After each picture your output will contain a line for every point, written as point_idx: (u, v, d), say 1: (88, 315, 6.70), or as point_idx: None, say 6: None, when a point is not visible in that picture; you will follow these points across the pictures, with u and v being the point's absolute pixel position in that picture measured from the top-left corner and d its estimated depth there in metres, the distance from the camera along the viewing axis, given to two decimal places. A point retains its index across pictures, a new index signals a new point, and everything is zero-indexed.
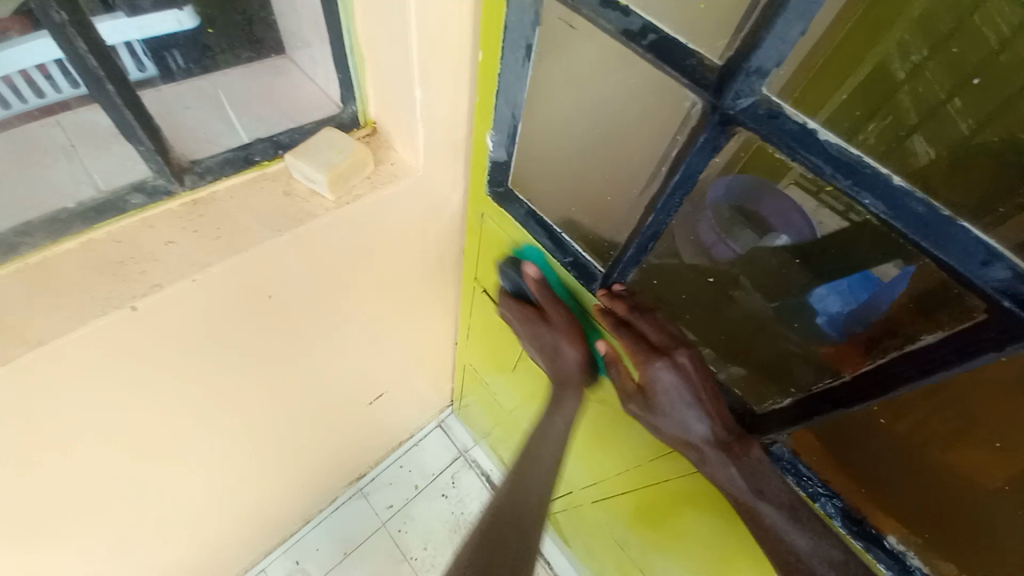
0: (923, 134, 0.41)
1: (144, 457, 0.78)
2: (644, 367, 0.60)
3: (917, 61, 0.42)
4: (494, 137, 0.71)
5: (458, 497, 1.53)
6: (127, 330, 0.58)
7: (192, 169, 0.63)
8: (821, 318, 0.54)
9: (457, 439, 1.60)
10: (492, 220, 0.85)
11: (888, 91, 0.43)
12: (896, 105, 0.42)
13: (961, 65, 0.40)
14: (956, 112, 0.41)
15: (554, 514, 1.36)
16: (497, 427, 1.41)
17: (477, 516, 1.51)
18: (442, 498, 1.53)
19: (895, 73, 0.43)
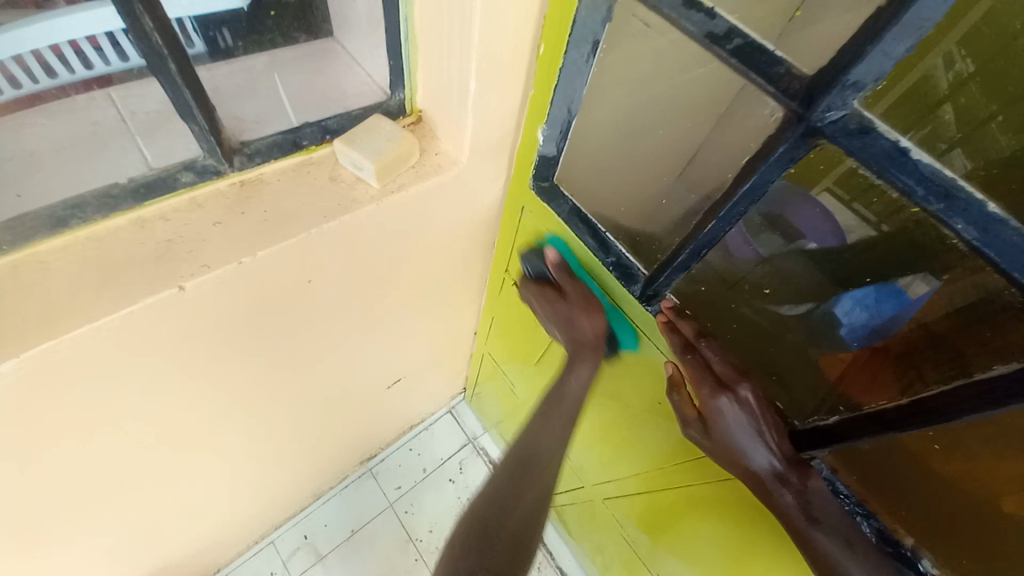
0: (962, 151, 0.38)
1: (174, 431, 0.78)
2: (708, 394, 0.62)
3: (960, 73, 0.38)
4: (545, 132, 0.70)
5: (465, 483, 1.54)
6: (172, 310, 0.58)
7: (242, 150, 0.62)
8: (843, 330, 0.55)
9: (467, 427, 1.61)
10: (531, 215, 0.83)
11: (932, 101, 0.39)
12: (938, 118, 0.39)
13: (1003, 83, 0.37)
14: (995, 132, 0.38)
15: (561, 507, 1.37)
16: (509, 418, 1.41)
17: None
18: (449, 484, 1.54)
19: (937, 84, 0.39)
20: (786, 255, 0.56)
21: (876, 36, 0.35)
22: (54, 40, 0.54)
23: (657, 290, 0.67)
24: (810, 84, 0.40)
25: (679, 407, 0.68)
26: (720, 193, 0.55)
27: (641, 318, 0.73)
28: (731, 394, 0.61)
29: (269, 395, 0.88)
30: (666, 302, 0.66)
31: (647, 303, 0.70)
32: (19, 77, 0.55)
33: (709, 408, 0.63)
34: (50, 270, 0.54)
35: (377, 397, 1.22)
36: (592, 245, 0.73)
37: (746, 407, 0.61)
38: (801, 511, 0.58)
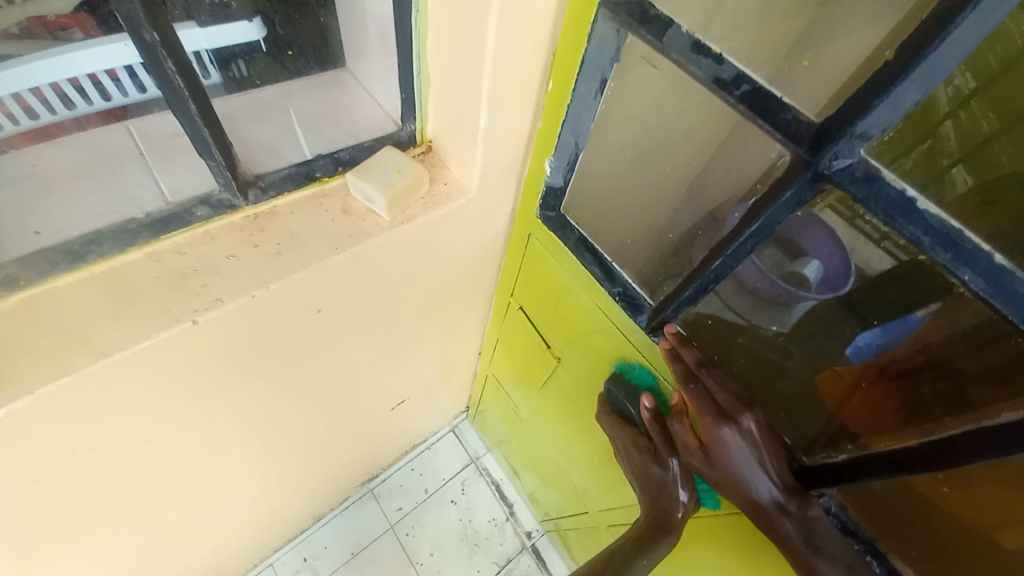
0: (963, 167, 0.40)
1: (180, 458, 0.78)
2: (711, 425, 0.62)
3: (965, 94, 0.37)
4: (553, 163, 0.71)
5: (468, 505, 1.52)
6: (185, 342, 0.59)
7: (257, 184, 0.63)
8: (848, 349, 0.55)
9: (470, 446, 1.60)
10: (539, 242, 0.84)
11: (935, 123, 0.39)
12: (939, 137, 0.39)
13: (1009, 103, 0.38)
14: (996, 149, 0.39)
15: (566, 530, 1.35)
16: (512, 438, 1.40)
17: (486, 526, 1.50)
18: (452, 505, 1.52)
19: (941, 105, 0.38)
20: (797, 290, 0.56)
21: (884, 89, 0.36)
22: (74, 72, 0.57)
23: (662, 319, 0.68)
24: (817, 132, 0.41)
25: (680, 435, 0.67)
26: (727, 229, 0.55)
27: (649, 348, 0.73)
28: (735, 424, 0.61)
29: (275, 420, 0.88)
30: (670, 328, 0.66)
31: (654, 333, 0.70)
32: (36, 108, 0.58)
33: (712, 438, 0.62)
34: (65, 304, 0.55)
35: (381, 419, 1.21)
36: (601, 275, 0.74)
37: (748, 438, 0.60)
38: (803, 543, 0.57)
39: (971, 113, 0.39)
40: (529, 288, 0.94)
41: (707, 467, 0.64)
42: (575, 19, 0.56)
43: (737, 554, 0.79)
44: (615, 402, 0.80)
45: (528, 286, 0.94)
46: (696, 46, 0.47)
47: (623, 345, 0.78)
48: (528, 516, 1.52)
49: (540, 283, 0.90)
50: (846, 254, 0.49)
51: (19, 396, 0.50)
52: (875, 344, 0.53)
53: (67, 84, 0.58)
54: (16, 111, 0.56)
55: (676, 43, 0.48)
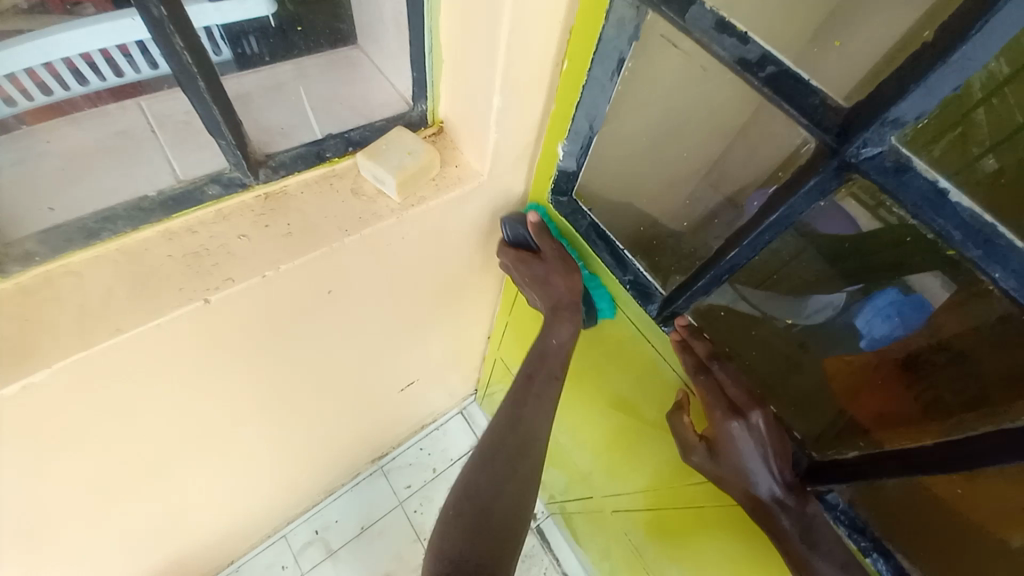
0: (997, 154, 0.37)
1: (194, 432, 0.80)
2: (720, 418, 0.61)
3: (1002, 79, 0.34)
4: (566, 146, 0.69)
5: None
6: (198, 321, 0.59)
7: (267, 163, 0.63)
8: (862, 343, 0.54)
9: (478, 427, 1.62)
10: (549, 227, 0.82)
11: (966, 110, 0.36)
12: (971, 124, 0.36)
13: None
14: None
15: (571, 513, 1.37)
16: None
17: None
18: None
19: (975, 91, 0.35)
20: (818, 286, 0.55)
21: (921, 74, 0.34)
22: (86, 47, 0.57)
23: (673, 310, 0.66)
24: (846, 117, 0.39)
25: (682, 430, 0.68)
26: (747, 218, 0.53)
27: (657, 336, 0.72)
28: (743, 419, 0.60)
29: (287, 398, 0.89)
30: (680, 321, 0.65)
31: (664, 323, 0.68)
32: (49, 84, 0.58)
33: (720, 432, 0.62)
34: (83, 281, 0.56)
35: (391, 399, 1.22)
36: (613, 261, 0.72)
37: (757, 434, 0.59)
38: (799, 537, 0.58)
39: (1004, 101, 0.35)
40: None
41: (711, 460, 0.64)
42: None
43: (741, 543, 0.79)
44: (512, 232, 0.81)
45: None
46: (719, 24, 0.44)
47: (631, 332, 0.77)
48: None
49: None
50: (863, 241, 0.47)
51: (37, 370, 0.51)
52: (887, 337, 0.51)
53: (81, 60, 0.58)
54: (31, 87, 0.57)
55: (697, 22, 0.45)
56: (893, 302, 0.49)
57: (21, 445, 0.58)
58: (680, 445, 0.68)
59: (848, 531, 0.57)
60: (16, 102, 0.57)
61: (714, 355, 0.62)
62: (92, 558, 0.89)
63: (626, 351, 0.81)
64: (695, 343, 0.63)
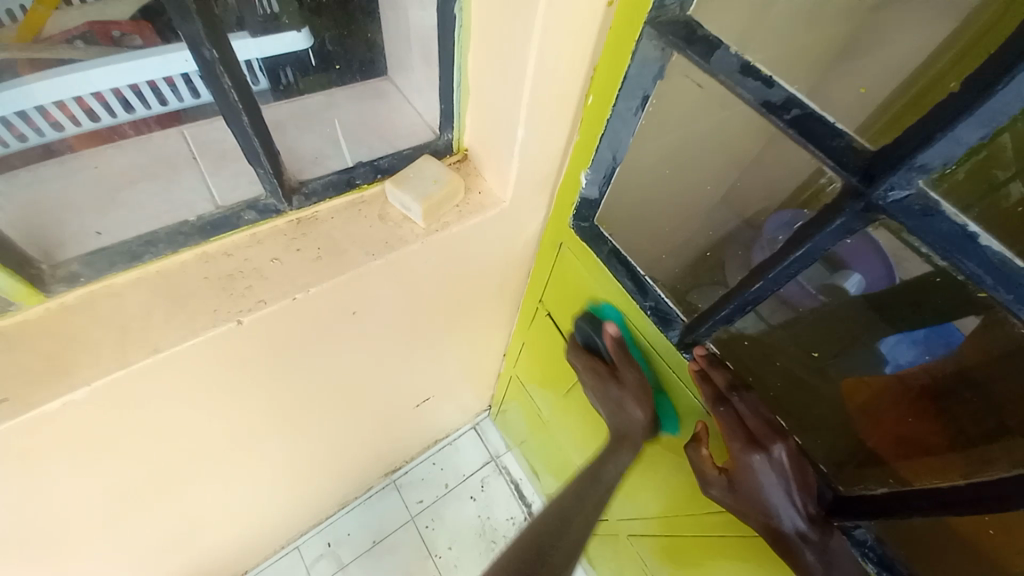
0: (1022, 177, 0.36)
1: (217, 446, 0.81)
2: (740, 451, 0.61)
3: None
4: (589, 175, 0.70)
5: (486, 502, 1.54)
6: (229, 342, 0.61)
7: (301, 190, 0.65)
8: (888, 368, 0.54)
9: (490, 444, 1.62)
10: (569, 251, 0.83)
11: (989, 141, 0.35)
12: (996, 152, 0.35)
13: None
14: None
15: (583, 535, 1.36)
16: (534, 439, 1.41)
17: (503, 524, 1.52)
18: (470, 501, 1.54)
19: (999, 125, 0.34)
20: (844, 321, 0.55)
21: (946, 124, 0.34)
22: (133, 79, 0.60)
23: (695, 339, 0.66)
24: (870, 159, 0.39)
25: (699, 463, 0.66)
26: (771, 252, 0.54)
27: (678, 364, 0.72)
28: (764, 453, 0.59)
29: (308, 415, 0.91)
30: (700, 350, 0.65)
31: (685, 350, 0.69)
32: (97, 111, 0.61)
33: (740, 464, 0.61)
34: (123, 301, 0.58)
35: (406, 415, 1.23)
36: (634, 288, 0.73)
37: (778, 467, 0.59)
38: (823, 570, 0.57)
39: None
40: (557, 294, 0.93)
41: (731, 493, 0.64)
42: (619, 34, 0.55)
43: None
44: (585, 335, 0.87)
45: (557, 291, 0.93)
46: (744, 68, 0.46)
47: (651, 358, 0.77)
48: (545, 518, 1.53)
49: (568, 291, 0.89)
50: (890, 267, 0.45)
51: (78, 387, 0.54)
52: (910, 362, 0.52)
53: (129, 89, 0.61)
54: (78, 113, 0.59)
55: (722, 64, 0.47)
56: (917, 330, 0.50)
57: (58, 457, 0.61)
58: (698, 478, 0.67)
59: (876, 567, 0.56)
60: (63, 127, 0.59)
61: (734, 385, 0.62)
62: (114, 566, 0.91)
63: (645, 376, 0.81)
64: (717, 371, 0.63)
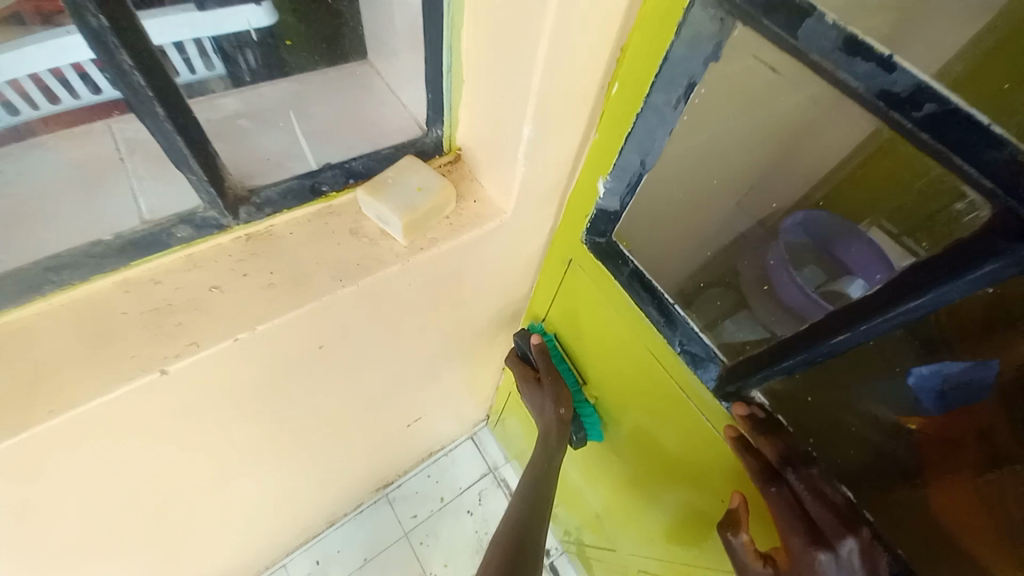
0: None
1: (172, 499, 0.69)
2: (801, 546, 0.48)
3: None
4: (608, 184, 0.56)
5: (484, 516, 1.42)
6: (160, 392, 0.49)
7: (250, 200, 0.52)
8: (910, 378, 0.46)
9: (489, 455, 1.50)
10: (581, 270, 0.70)
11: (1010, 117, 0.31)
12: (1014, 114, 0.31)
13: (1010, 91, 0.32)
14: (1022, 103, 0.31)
15: (589, 559, 1.25)
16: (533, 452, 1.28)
17: None
18: (468, 516, 1.42)
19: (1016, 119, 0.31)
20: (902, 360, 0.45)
21: None
22: (56, 63, 0.47)
23: (740, 390, 0.55)
24: None
25: (740, 553, 0.55)
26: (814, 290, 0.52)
27: (713, 413, 0.59)
28: (830, 551, 0.47)
29: (281, 450, 0.78)
30: (740, 409, 0.55)
31: (722, 399, 0.57)
32: (16, 103, 0.50)
33: (798, 562, 0.49)
34: (23, 345, 0.46)
35: (398, 437, 1.11)
36: (667, 320, 0.60)
37: (847, 573, 0.46)
38: None
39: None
40: (566, 315, 0.80)
41: None
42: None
43: None
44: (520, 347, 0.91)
45: (566, 314, 0.80)
46: (849, 43, 0.32)
47: (676, 399, 0.64)
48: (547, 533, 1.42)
49: (577, 314, 0.76)
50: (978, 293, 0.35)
51: None
52: (942, 370, 0.44)
53: (50, 75, 0.49)
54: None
55: (815, 40, 0.34)
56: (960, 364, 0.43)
57: None
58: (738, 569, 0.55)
59: None
60: None
61: (786, 457, 0.52)
62: None
63: (666, 417, 0.68)
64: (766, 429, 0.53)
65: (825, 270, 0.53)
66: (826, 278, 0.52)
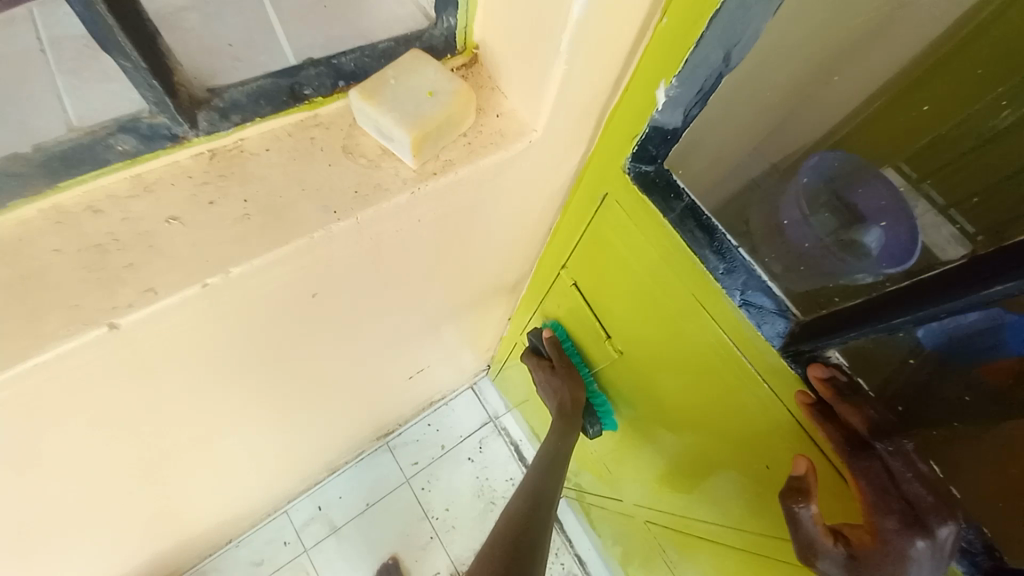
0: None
1: (153, 460, 0.62)
2: (893, 530, 0.41)
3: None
4: (673, 92, 0.44)
5: (484, 463, 1.33)
6: (109, 351, 0.40)
7: (212, 103, 0.40)
8: (918, 330, 0.42)
9: (488, 404, 1.38)
10: (617, 207, 0.59)
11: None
12: None
13: None
14: None
15: (588, 504, 1.20)
16: (534, 400, 1.19)
17: (502, 485, 1.32)
18: (468, 462, 1.33)
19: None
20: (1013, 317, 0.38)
21: None
22: None
23: (816, 350, 0.46)
24: None
25: (808, 526, 0.45)
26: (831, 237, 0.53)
27: (776, 376, 0.50)
28: (926, 535, 0.39)
29: (271, 407, 0.70)
30: (818, 371, 0.46)
31: (789, 360, 0.48)
32: None
33: (884, 544, 0.41)
34: None
35: (400, 389, 1.04)
36: (726, 270, 0.51)
37: (940, 556, 0.39)
38: None
39: None
40: (592, 263, 0.70)
41: None
42: None
43: None
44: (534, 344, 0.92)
45: (593, 262, 0.69)
46: None
47: (727, 361, 0.55)
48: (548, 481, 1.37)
49: (608, 259, 0.66)
50: None
51: None
52: (949, 325, 0.41)
53: None
54: None
55: None
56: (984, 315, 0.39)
57: None
58: (799, 543, 0.46)
59: None
60: None
61: (876, 426, 0.44)
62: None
63: (709, 381, 0.59)
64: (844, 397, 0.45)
65: (837, 216, 0.54)
66: (836, 222, 0.54)
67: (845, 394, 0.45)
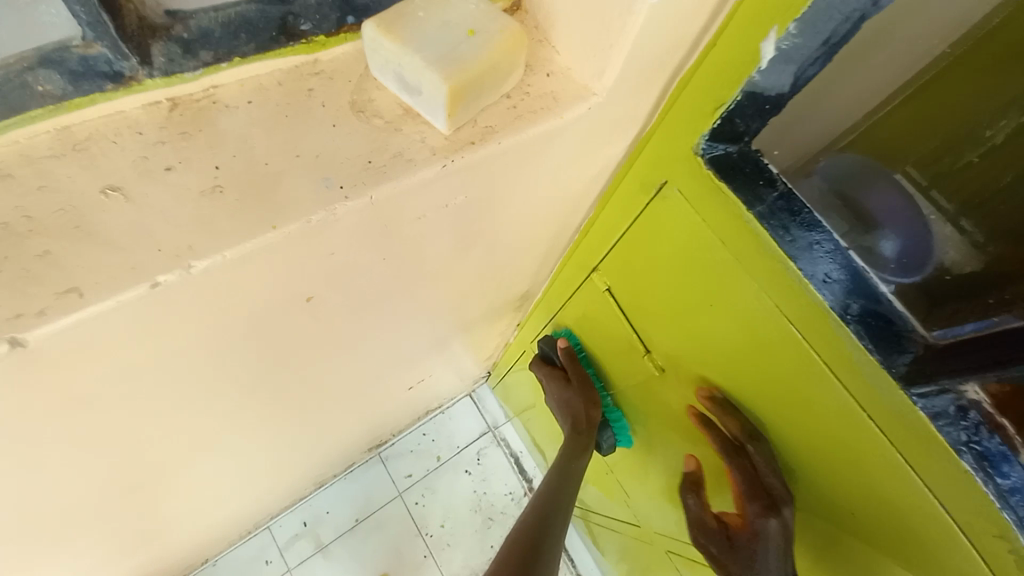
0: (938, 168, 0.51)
1: (104, 491, 0.51)
2: (751, 512, 0.54)
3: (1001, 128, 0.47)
4: (790, 43, 0.34)
5: (483, 475, 1.20)
6: (22, 370, 0.29)
7: (168, 31, 0.29)
8: None
9: (487, 413, 1.25)
10: (682, 200, 0.47)
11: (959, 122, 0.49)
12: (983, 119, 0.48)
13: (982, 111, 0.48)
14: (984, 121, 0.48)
15: (591, 525, 1.08)
16: (537, 407, 1.06)
17: (501, 501, 1.19)
18: (466, 475, 1.20)
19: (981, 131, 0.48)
20: None
21: None
22: None
23: (954, 385, 0.37)
24: None
25: (696, 511, 0.62)
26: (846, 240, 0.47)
27: (885, 413, 0.40)
28: (776, 515, 0.52)
29: (251, 427, 0.58)
30: (703, 392, 0.57)
31: (911, 390, 0.38)
32: None
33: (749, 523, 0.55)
34: None
35: (398, 400, 0.92)
36: (825, 277, 0.41)
37: (786, 535, 0.52)
38: None
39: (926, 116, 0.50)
40: (635, 266, 0.58)
41: (721, 551, 0.58)
42: None
43: None
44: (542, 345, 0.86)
45: (636, 266, 0.58)
46: None
47: (815, 393, 0.45)
48: None
49: (655, 264, 0.55)
50: None
51: None
52: None
53: None
54: None
55: None
56: None
57: None
58: (694, 527, 0.61)
59: None
60: None
61: (752, 432, 0.53)
62: None
63: (790, 417, 0.49)
64: (976, 442, 0.37)
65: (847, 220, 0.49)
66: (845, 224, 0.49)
67: (981, 439, 0.37)
